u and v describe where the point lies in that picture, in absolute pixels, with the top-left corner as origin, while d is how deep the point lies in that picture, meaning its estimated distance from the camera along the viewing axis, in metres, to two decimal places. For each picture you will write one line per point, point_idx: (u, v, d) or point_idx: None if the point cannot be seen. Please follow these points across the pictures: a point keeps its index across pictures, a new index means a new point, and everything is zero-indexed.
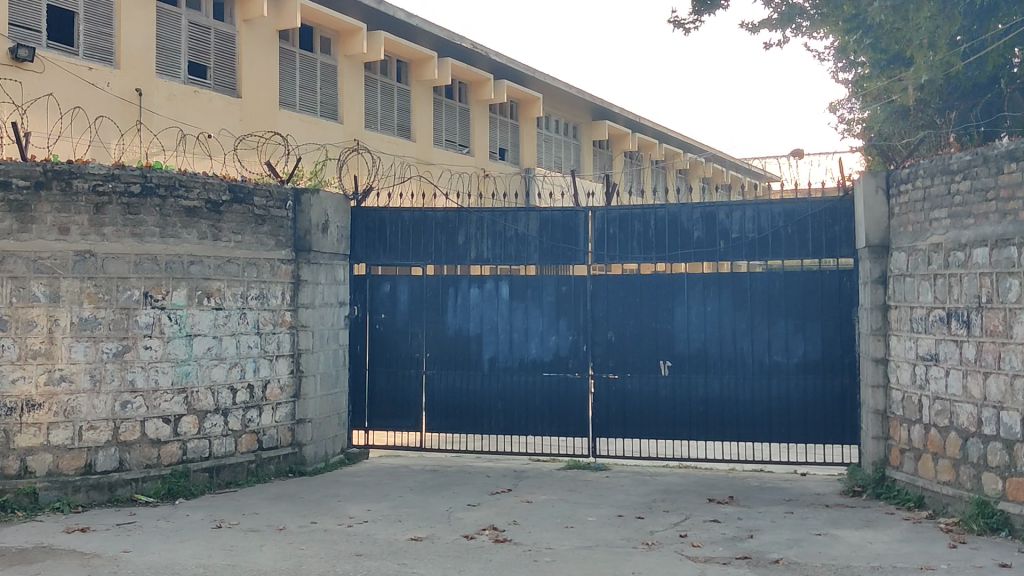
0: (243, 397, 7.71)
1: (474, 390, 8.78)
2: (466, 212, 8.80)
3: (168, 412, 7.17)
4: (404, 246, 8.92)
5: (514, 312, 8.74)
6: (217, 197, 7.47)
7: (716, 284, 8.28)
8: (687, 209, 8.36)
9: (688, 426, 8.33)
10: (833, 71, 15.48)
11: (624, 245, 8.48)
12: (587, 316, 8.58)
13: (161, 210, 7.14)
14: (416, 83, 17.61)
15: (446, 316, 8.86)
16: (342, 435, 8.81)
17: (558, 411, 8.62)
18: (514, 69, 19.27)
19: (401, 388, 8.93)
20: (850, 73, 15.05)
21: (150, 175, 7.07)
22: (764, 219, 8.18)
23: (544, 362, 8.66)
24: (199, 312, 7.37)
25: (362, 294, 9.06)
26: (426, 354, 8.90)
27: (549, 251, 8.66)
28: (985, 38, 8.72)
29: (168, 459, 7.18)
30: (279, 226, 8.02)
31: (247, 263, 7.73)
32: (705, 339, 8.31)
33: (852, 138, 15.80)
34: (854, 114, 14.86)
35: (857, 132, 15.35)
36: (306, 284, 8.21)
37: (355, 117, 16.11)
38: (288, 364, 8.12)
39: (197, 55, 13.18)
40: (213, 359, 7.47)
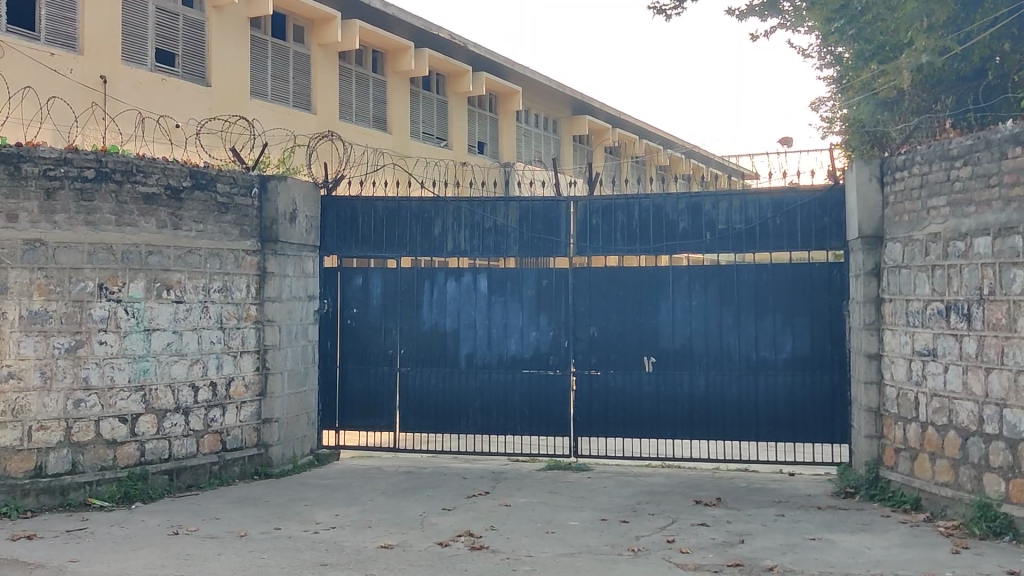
0: (205, 395, 7.32)
1: (450, 388, 8.41)
2: (442, 202, 8.43)
3: (125, 411, 6.75)
4: (377, 238, 8.53)
5: (492, 307, 8.37)
6: (177, 183, 7.08)
7: (702, 277, 7.95)
8: (671, 199, 8.03)
9: (673, 425, 8.00)
10: (816, 65, 15.24)
11: (607, 237, 8.15)
12: (568, 311, 8.23)
13: (117, 196, 6.71)
14: (392, 74, 17.22)
15: (421, 310, 8.48)
16: (311, 435, 8.42)
17: (538, 410, 8.26)
18: (493, 60, 18.91)
19: (374, 387, 8.54)
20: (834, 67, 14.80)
21: (105, 159, 6.64)
22: (751, 210, 7.85)
23: (523, 359, 8.30)
24: (158, 305, 6.97)
25: (333, 288, 8.66)
26: (400, 351, 8.51)
27: (529, 243, 8.31)
28: (971, 30, 8.51)
29: (125, 461, 6.75)
30: (244, 215, 7.64)
31: (209, 254, 7.34)
32: (690, 335, 7.98)
33: (834, 133, 15.57)
34: (838, 108, 14.59)
35: (840, 126, 15.10)
36: (273, 276, 7.81)
37: (329, 108, 15.68)
38: (253, 360, 7.74)
39: (164, 42, 12.73)
40: (173, 355, 7.08)
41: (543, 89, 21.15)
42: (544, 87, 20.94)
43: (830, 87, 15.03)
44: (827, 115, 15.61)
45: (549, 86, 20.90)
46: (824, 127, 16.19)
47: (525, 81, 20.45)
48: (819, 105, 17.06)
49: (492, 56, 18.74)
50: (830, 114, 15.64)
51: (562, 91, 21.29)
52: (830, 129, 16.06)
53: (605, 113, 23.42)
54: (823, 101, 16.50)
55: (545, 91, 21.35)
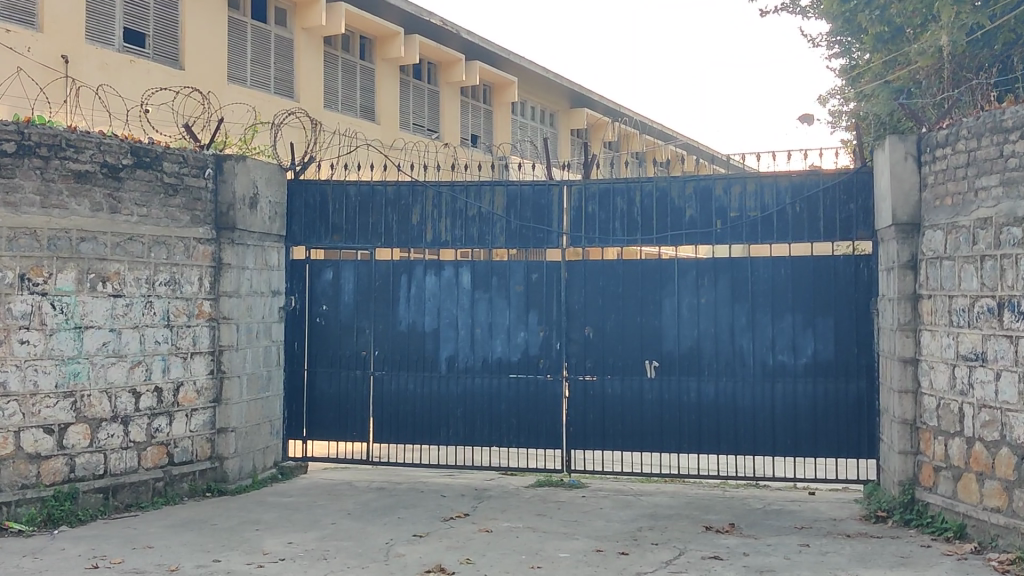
0: (148, 403, 6.46)
1: (430, 394, 7.54)
2: (422, 186, 7.56)
3: (52, 421, 5.87)
4: (350, 227, 7.67)
5: (477, 305, 7.50)
6: (115, 160, 6.23)
7: (711, 272, 7.10)
8: (678, 183, 7.18)
9: (678, 438, 7.15)
10: (824, 54, 14.44)
11: (604, 227, 7.30)
12: (561, 309, 7.35)
13: (42, 174, 5.82)
14: (380, 61, 16.35)
15: (397, 307, 7.61)
16: (275, 446, 7.55)
17: (527, 420, 7.39)
18: (487, 49, 18.07)
19: (345, 393, 7.67)
20: (844, 55, 13.99)
21: (27, 131, 5.75)
22: (768, 196, 7.03)
23: (510, 362, 7.43)
24: (92, 300, 6.11)
25: (301, 283, 7.79)
26: (374, 352, 7.64)
27: (517, 232, 7.43)
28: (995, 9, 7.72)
29: (51, 478, 5.86)
30: (196, 199, 6.80)
31: (154, 242, 6.49)
32: (698, 336, 7.13)
33: (842, 129, 14.79)
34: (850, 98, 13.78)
35: (850, 118, 14.28)
36: (229, 269, 6.96)
37: (312, 95, 14.80)
38: (207, 363, 6.89)
39: (133, 21, 11.84)
40: (111, 357, 6.21)
41: (540, 81, 20.36)
42: (540, 78, 20.13)
43: (839, 77, 14.22)
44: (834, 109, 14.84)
45: (546, 78, 20.09)
46: (831, 122, 15.41)
47: (521, 72, 19.63)
48: (827, 100, 16.27)
49: (487, 45, 17.90)
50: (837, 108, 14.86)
51: (559, 84, 20.48)
52: (838, 124, 15.27)
53: (603, 107, 22.60)
54: (831, 95, 15.71)
55: (542, 84, 20.57)
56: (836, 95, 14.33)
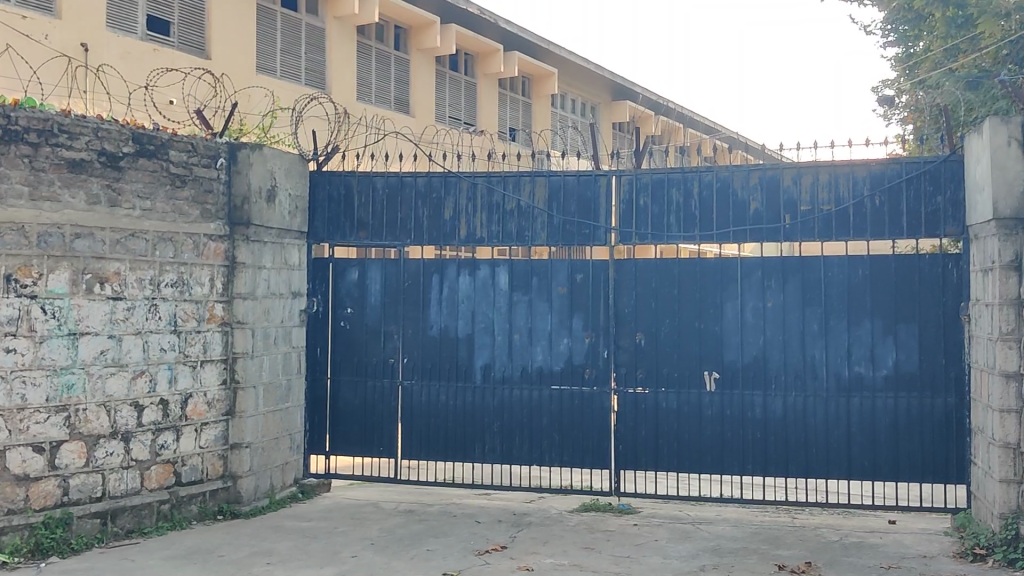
0: (153, 417, 5.83)
1: (465, 407, 6.85)
2: (455, 178, 6.87)
3: (43, 439, 5.26)
4: (377, 222, 7.01)
5: (515, 308, 6.79)
6: (114, 147, 5.61)
7: (780, 272, 6.37)
8: (742, 173, 6.43)
9: (741, 458, 6.44)
10: (881, 42, 13.56)
11: (658, 222, 6.56)
12: (609, 313, 6.63)
13: (31, 163, 5.21)
14: (416, 52, 15.69)
15: (428, 311, 6.93)
16: (295, 462, 6.90)
17: (571, 438, 6.68)
18: (527, 39, 17.35)
19: (372, 404, 7.00)
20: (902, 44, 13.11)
21: (14, 114, 5.13)
22: (843, 187, 6.28)
23: (553, 372, 6.72)
24: (89, 303, 5.49)
25: (323, 283, 7.13)
26: (402, 360, 6.97)
27: (561, 228, 6.71)
28: None
29: (41, 502, 5.25)
30: (207, 191, 6.17)
31: (158, 239, 5.86)
32: (764, 344, 6.39)
33: (897, 121, 13.95)
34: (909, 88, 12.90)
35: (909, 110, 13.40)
36: (244, 268, 6.32)
37: (344, 87, 14.14)
38: (218, 372, 6.25)
39: (157, 8, 11.20)
40: (109, 367, 5.59)
41: (581, 72, 19.61)
42: (581, 69, 19.39)
43: (896, 67, 13.36)
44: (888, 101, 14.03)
45: (587, 69, 19.34)
46: (885, 116, 14.58)
47: (561, 62, 18.88)
48: (881, 91, 15.41)
49: (527, 34, 17.17)
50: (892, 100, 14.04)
51: (601, 75, 19.73)
52: (892, 117, 14.44)
53: (647, 100, 21.77)
54: (884, 86, 14.88)
55: (582, 75, 19.82)
56: (891, 86, 13.50)
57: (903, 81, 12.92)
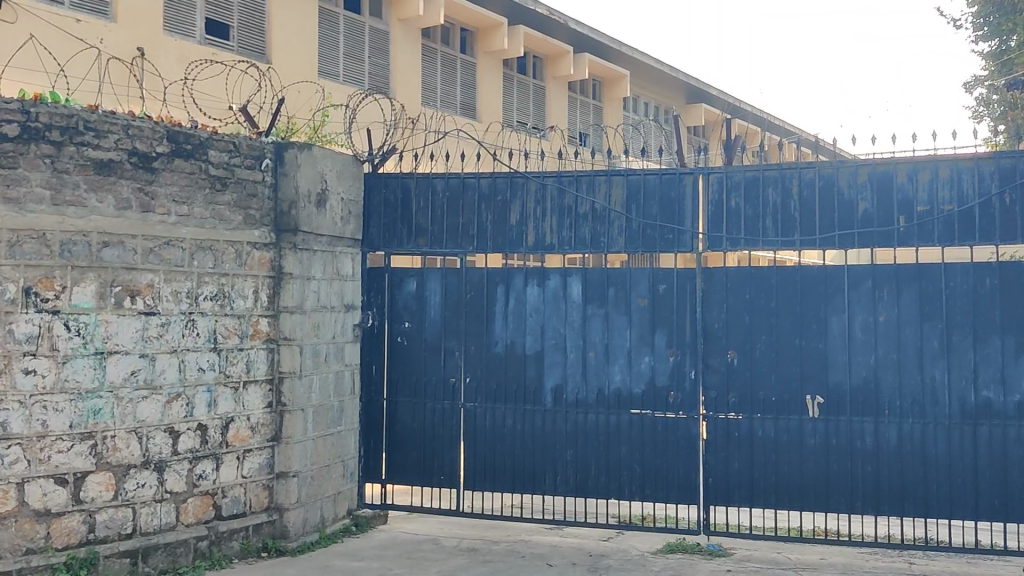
0: (190, 444, 5.28)
1: (534, 432, 6.18)
2: (523, 178, 6.22)
3: (66, 470, 4.74)
4: (438, 229, 6.40)
5: (590, 323, 6.10)
6: (147, 147, 5.08)
7: (892, 283, 5.58)
8: (848, 170, 5.67)
9: (849, 494, 5.66)
10: (972, 38, 12.65)
11: (752, 225, 5.83)
12: (695, 328, 5.90)
13: (53, 164, 4.71)
14: (483, 54, 15.10)
15: (494, 326, 6.28)
16: (348, 492, 6.30)
17: (653, 468, 5.98)
18: (597, 40, 16.65)
19: (431, 428, 6.38)
20: (997, 39, 12.19)
21: (33, 110, 4.65)
22: (966, 185, 5.48)
23: (633, 395, 6.01)
24: (118, 319, 4.96)
25: (380, 295, 6.55)
26: (465, 380, 6.33)
27: (640, 233, 6.00)
28: None
29: (64, 541, 4.72)
30: (251, 195, 5.63)
31: (197, 248, 5.31)
32: (874, 365, 5.61)
33: (990, 121, 13.01)
34: (1006, 85, 11.98)
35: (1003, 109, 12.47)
36: (292, 279, 5.76)
37: (410, 91, 13.46)
38: (264, 394, 5.68)
39: (217, 11, 10.15)
40: (141, 390, 5.05)
41: (653, 74, 18.82)
42: (653, 71, 18.61)
43: (989, 64, 12.44)
44: (979, 101, 13.14)
45: (659, 71, 18.56)
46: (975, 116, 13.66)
47: (633, 64, 18.12)
48: (971, 88, 14.48)
49: (598, 36, 16.46)
50: (984, 99, 13.13)
51: (674, 78, 18.93)
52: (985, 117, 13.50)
53: (721, 103, 20.86)
54: (974, 84, 13.99)
55: (654, 77, 19.03)
56: (984, 84, 12.60)
57: (996, 77, 12.02)
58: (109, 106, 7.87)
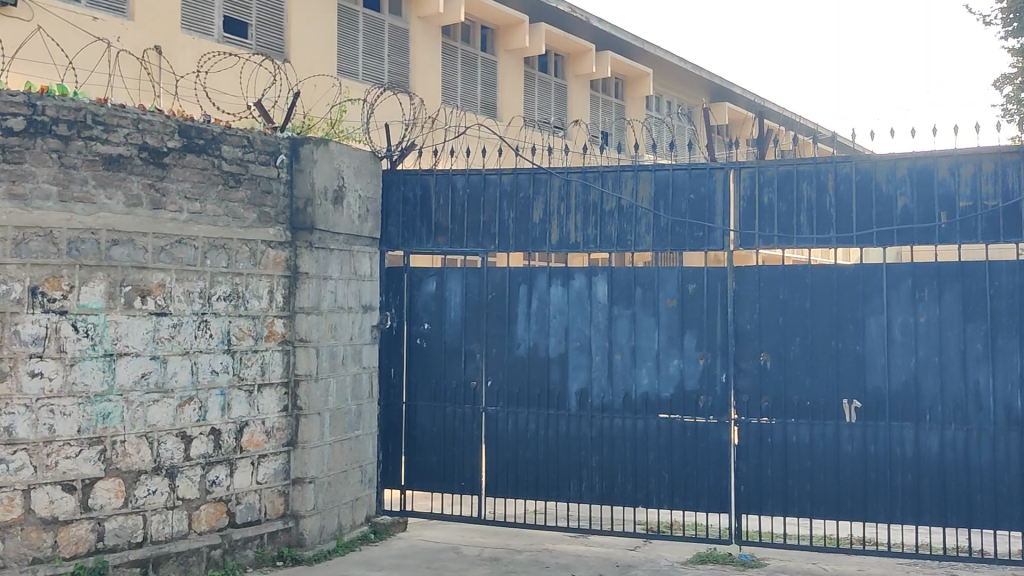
0: (203, 450, 5.11)
1: (559, 438, 5.97)
2: (547, 175, 6.02)
3: (74, 476, 4.57)
4: (459, 227, 6.20)
5: (616, 324, 5.88)
6: (158, 142, 4.91)
7: (934, 282, 5.34)
8: (887, 165, 5.44)
9: (888, 503, 5.42)
10: (1005, 34, 12.33)
11: (785, 223, 5.60)
12: (726, 329, 5.68)
13: (60, 159, 4.54)
14: (504, 53, 14.91)
15: (516, 327, 6.07)
16: (367, 498, 6.11)
17: (683, 475, 5.76)
18: (620, 38, 16.41)
19: (452, 432, 6.19)
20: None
21: (39, 103, 4.49)
22: (1012, 179, 5.22)
23: (661, 399, 5.79)
24: (128, 320, 4.78)
25: (398, 295, 6.35)
26: (487, 383, 6.13)
27: (668, 231, 5.78)
28: None
29: (72, 550, 4.55)
30: (265, 192, 5.45)
31: (210, 247, 5.14)
32: (915, 368, 5.37)
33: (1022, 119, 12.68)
34: None
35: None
36: (308, 279, 5.57)
37: (430, 90, 13.27)
38: (279, 398, 5.50)
39: (235, 9, 9.95)
40: (153, 394, 4.88)
41: (675, 72, 18.56)
42: (676, 69, 18.35)
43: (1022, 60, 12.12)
44: (1010, 99, 12.84)
45: (683, 69, 18.29)
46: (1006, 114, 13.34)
47: (655, 62, 17.86)
48: (1002, 86, 14.16)
49: (620, 33, 16.21)
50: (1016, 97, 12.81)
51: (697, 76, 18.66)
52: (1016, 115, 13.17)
53: (744, 102, 20.55)
54: (1004, 82, 13.69)
55: (677, 75, 18.77)
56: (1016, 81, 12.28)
57: None
58: (121, 100, 7.69)
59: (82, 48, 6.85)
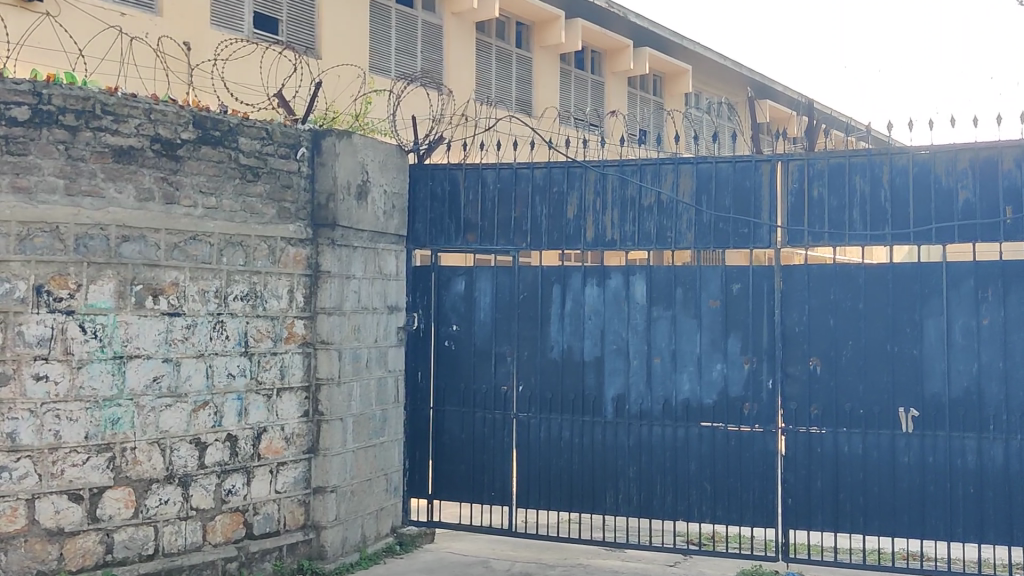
0: (219, 457, 4.86)
1: (594, 446, 5.66)
2: (582, 168, 5.70)
3: (81, 485, 4.33)
4: (489, 224, 5.91)
5: (655, 326, 5.55)
6: (171, 133, 4.67)
7: (999, 282, 4.95)
8: (947, 156, 5.06)
9: (948, 519, 5.04)
10: None
11: (837, 218, 5.24)
12: (773, 332, 5.33)
13: (67, 151, 4.31)
14: (539, 49, 14.59)
15: (549, 329, 5.77)
16: (392, 508, 5.84)
17: (725, 486, 5.42)
18: (658, 34, 16.04)
19: (481, 440, 5.90)
20: None
21: (46, 92, 4.27)
22: None
23: (703, 406, 5.45)
24: (139, 321, 4.54)
25: (426, 295, 6.07)
26: (518, 388, 5.83)
27: (711, 228, 5.44)
28: None
29: (79, 563, 4.32)
30: (285, 187, 5.20)
31: (227, 244, 4.89)
32: (978, 375, 4.98)
33: None
34: None
35: None
36: (330, 278, 5.31)
37: (464, 87, 12.98)
38: (299, 403, 5.24)
39: (265, 5, 9.67)
40: (166, 399, 4.64)
41: (715, 69, 18.13)
42: (715, 66, 17.92)
43: None
44: None
45: (722, 65, 17.86)
46: None
47: (694, 59, 17.45)
48: None
49: (658, 29, 15.84)
50: None
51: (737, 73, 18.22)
52: None
53: (786, 99, 20.06)
54: None
55: (716, 72, 18.34)
56: None
57: None
58: (136, 91, 7.47)
59: (97, 35, 6.61)
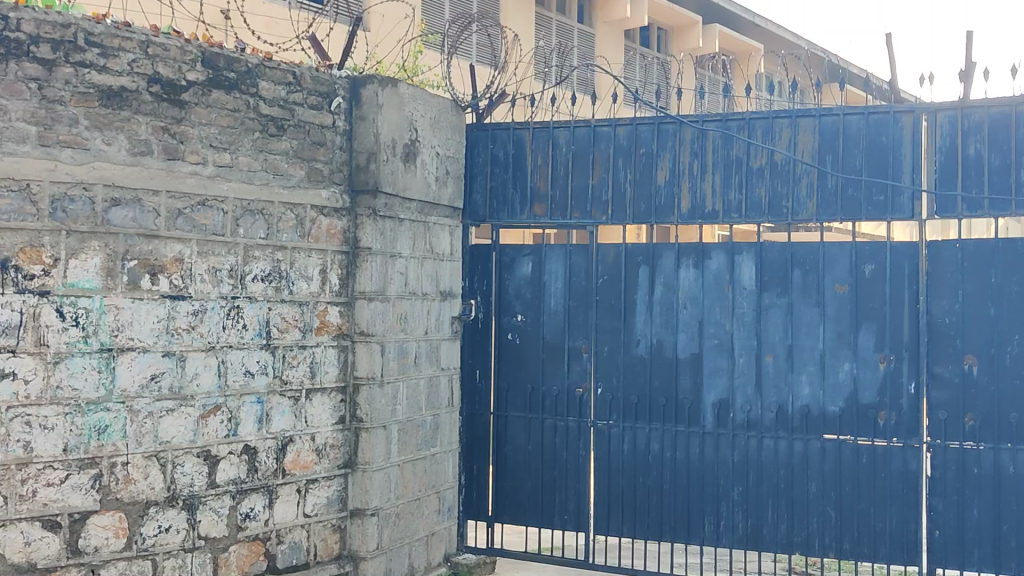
0: (235, 474, 3.96)
1: (689, 461, 4.67)
2: (675, 124, 4.71)
3: (58, 511, 3.44)
4: (561, 194, 4.95)
5: (766, 317, 4.54)
6: (173, 72, 3.77)
7: None
8: None
9: None
10: None
11: (1000, 183, 4.19)
12: (916, 324, 4.29)
13: (41, 91, 3.43)
14: (602, 25, 13.56)
15: (634, 320, 4.78)
16: (445, 531, 4.90)
17: (853, 513, 4.41)
18: (730, 10, 14.90)
19: (552, 451, 4.95)
20: None
21: (13, 15, 3.38)
22: None
23: (825, 414, 4.44)
24: (133, 305, 3.64)
25: (486, 280, 5.12)
26: (596, 390, 4.86)
27: (837, 196, 4.43)
28: None
29: None
30: (317, 144, 4.29)
31: (244, 211, 3.99)
32: None
33: None
34: None
35: None
36: (371, 257, 4.39)
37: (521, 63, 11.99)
38: (334, 407, 4.33)
39: None
40: (169, 403, 3.74)
41: (789, 47, 16.93)
42: (788, 44, 16.70)
43: None
44: None
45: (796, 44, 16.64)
46: None
47: (767, 37, 16.26)
48: None
49: (730, 4, 14.71)
50: None
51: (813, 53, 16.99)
52: None
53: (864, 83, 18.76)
54: None
55: (790, 51, 17.11)
56: None
57: None
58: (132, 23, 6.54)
59: None
